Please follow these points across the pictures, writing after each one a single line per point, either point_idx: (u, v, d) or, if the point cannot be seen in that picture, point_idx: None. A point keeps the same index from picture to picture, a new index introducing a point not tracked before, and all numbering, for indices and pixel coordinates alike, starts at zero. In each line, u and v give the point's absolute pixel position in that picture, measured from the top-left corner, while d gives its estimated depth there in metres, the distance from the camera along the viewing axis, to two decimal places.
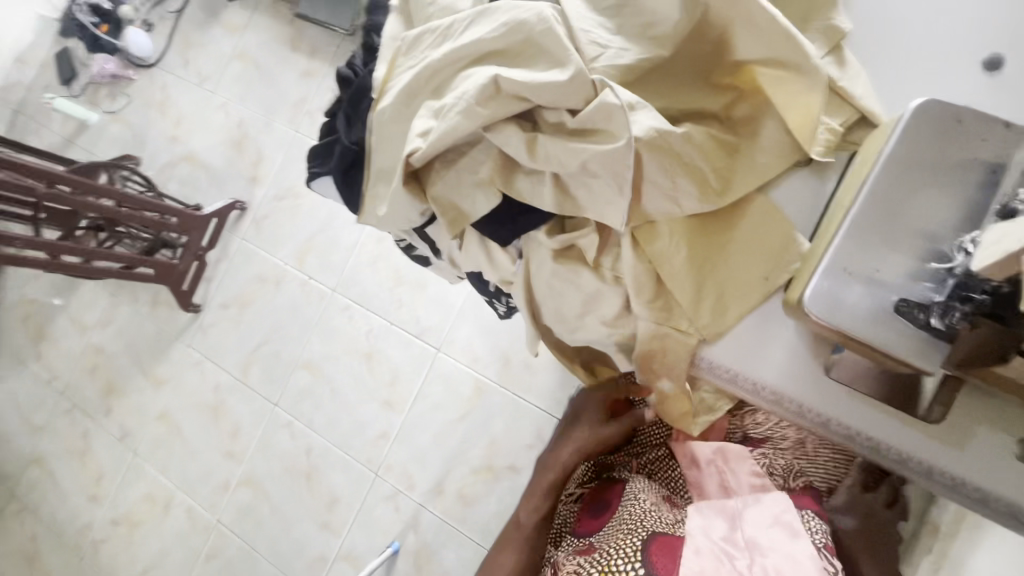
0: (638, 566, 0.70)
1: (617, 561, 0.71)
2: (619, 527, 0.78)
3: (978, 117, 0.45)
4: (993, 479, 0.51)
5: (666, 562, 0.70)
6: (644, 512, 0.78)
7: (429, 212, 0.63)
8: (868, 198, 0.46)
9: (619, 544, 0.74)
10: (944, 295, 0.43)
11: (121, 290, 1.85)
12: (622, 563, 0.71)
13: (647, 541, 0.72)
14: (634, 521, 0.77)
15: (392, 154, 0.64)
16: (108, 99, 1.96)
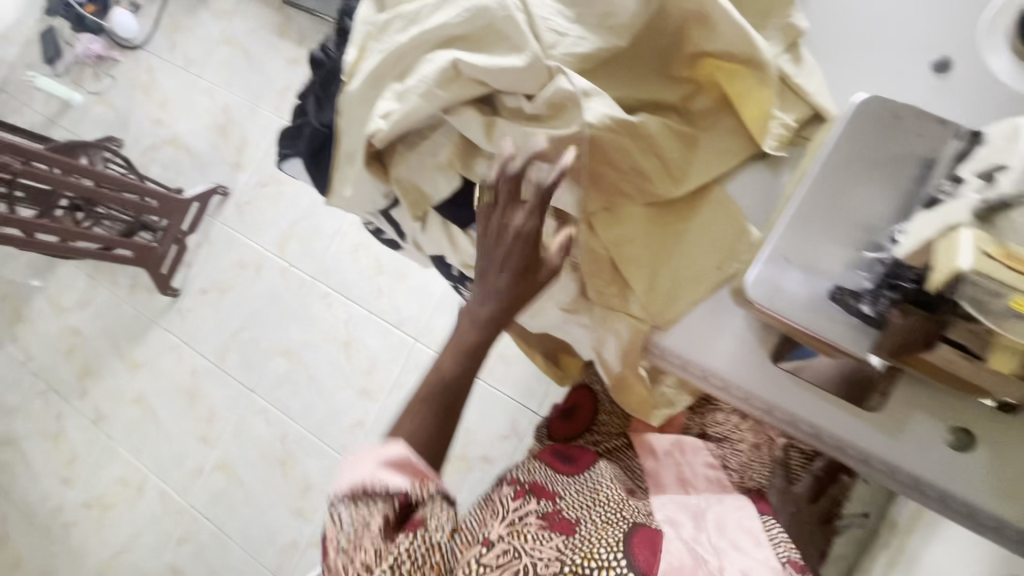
0: (623, 560, 0.62)
1: (600, 552, 0.62)
2: (592, 510, 0.70)
3: (917, 114, 0.47)
4: (926, 465, 0.53)
5: (649, 558, 0.64)
6: (623, 502, 0.71)
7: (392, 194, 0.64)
8: (809, 190, 0.48)
9: (597, 533, 0.66)
10: (874, 283, 0.45)
11: (100, 272, 1.84)
12: (606, 553, 0.62)
13: (630, 536, 0.65)
14: (618, 512, 0.69)
15: (356, 136, 0.64)
16: (92, 80, 1.95)
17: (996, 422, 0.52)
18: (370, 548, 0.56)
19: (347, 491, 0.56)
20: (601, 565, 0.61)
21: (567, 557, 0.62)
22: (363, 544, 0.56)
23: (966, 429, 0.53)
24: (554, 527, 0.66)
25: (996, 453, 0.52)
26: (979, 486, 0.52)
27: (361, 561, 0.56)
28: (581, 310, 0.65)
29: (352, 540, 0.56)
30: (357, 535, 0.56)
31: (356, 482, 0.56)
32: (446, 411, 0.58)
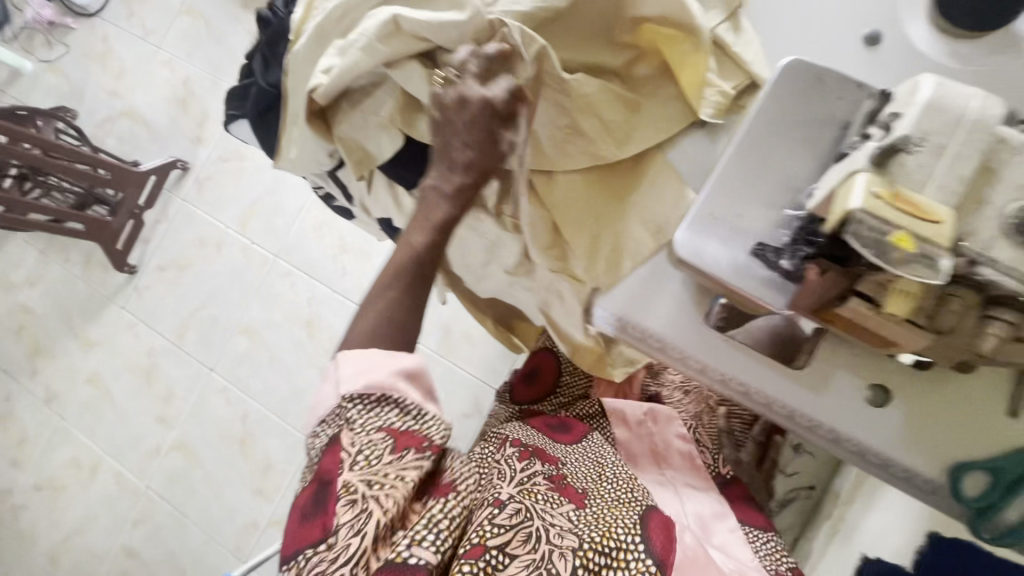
0: (641, 545, 0.58)
1: (618, 530, 0.58)
2: (603, 490, 0.65)
3: (835, 76, 0.48)
4: (844, 419, 0.56)
5: (664, 544, 0.60)
6: (630, 482, 0.68)
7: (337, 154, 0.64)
8: (735, 152, 0.50)
9: (610, 511, 0.62)
10: (792, 238, 0.46)
11: (52, 248, 1.77)
12: (624, 533, 0.58)
13: (647, 519, 0.62)
14: (630, 493, 0.66)
15: (298, 94, 0.62)
16: (44, 48, 1.87)
17: (909, 376, 0.55)
18: (383, 468, 0.51)
19: (362, 390, 0.54)
20: (620, 547, 0.57)
21: (583, 532, 0.56)
22: (376, 462, 0.52)
23: (883, 384, 0.56)
24: (574, 501, 0.60)
25: (909, 405, 0.55)
26: (894, 438, 0.55)
27: (375, 483, 0.50)
28: (525, 273, 0.67)
29: (365, 453, 0.52)
30: (371, 451, 0.52)
31: (372, 381, 0.54)
32: (417, 284, 0.59)
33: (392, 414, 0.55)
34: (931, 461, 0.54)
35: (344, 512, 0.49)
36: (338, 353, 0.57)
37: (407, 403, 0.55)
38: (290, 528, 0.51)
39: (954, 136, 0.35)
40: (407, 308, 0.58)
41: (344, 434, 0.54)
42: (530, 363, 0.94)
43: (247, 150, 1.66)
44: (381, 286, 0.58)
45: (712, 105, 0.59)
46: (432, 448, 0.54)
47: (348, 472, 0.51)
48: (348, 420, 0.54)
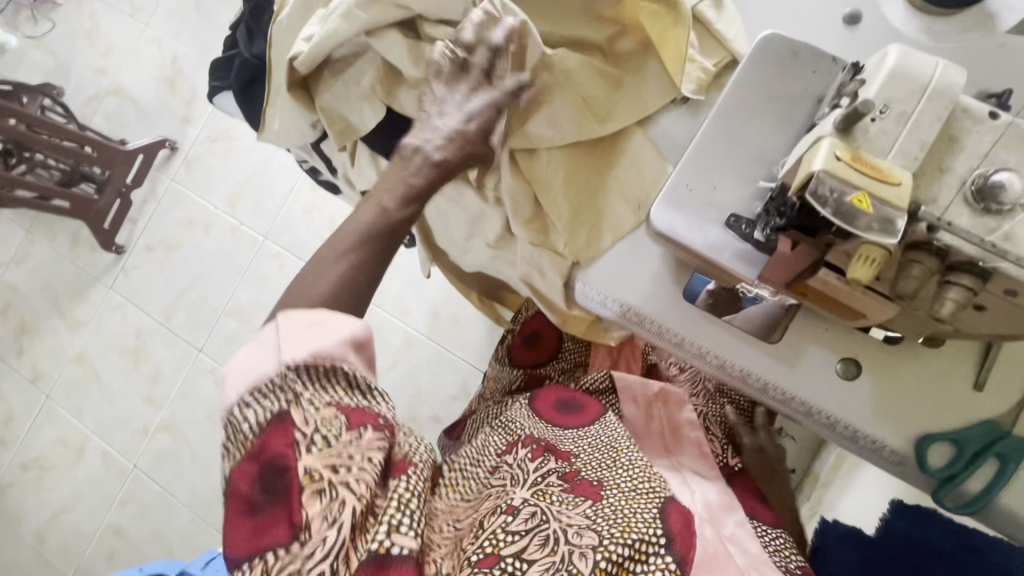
0: (663, 541, 0.54)
1: (639, 523, 0.55)
2: (618, 477, 0.62)
3: (813, 50, 0.49)
4: (818, 393, 0.57)
5: (687, 538, 0.56)
6: (643, 467, 0.64)
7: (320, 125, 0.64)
8: (712, 124, 0.50)
9: (627, 502, 0.58)
10: (764, 209, 0.48)
11: (38, 227, 1.75)
12: (644, 526, 0.55)
13: (667, 507, 0.58)
14: (646, 482, 0.61)
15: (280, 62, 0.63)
16: (30, 24, 1.84)
17: (882, 350, 0.56)
18: (345, 449, 0.47)
19: (308, 360, 0.46)
20: (642, 538, 0.54)
21: (602, 526, 0.54)
22: (335, 443, 0.47)
23: (856, 359, 0.57)
24: (592, 490, 0.60)
25: (879, 378, 0.56)
26: (864, 410, 0.56)
27: (340, 467, 0.46)
28: (507, 248, 0.67)
29: (322, 433, 0.46)
30: (327, 431, 0.47)
31: (322, 351, 0.47)
32: (384, 254, 0.51)
33: (343, 384, 0.48)
34: (899, 434, 0.55)
35: (311, 502, 0.45)
36: (276, 314, 0.48)
37: (361, 375, 0.49)
38: (232, 525, 0.45)
39: (916, 102, 0.36)
40: (371, 278, 0.50)
41: (292, 409, 0.46)
42: (527, 325, 0.93)
43: (236, 130, 1.65)
44: (341, 251, 0.50)
45: (695, 81, 0.60)
46: (389, 422, 0.50)
47: (307, 457, 0.46)
48: (294, 394, 0.47)
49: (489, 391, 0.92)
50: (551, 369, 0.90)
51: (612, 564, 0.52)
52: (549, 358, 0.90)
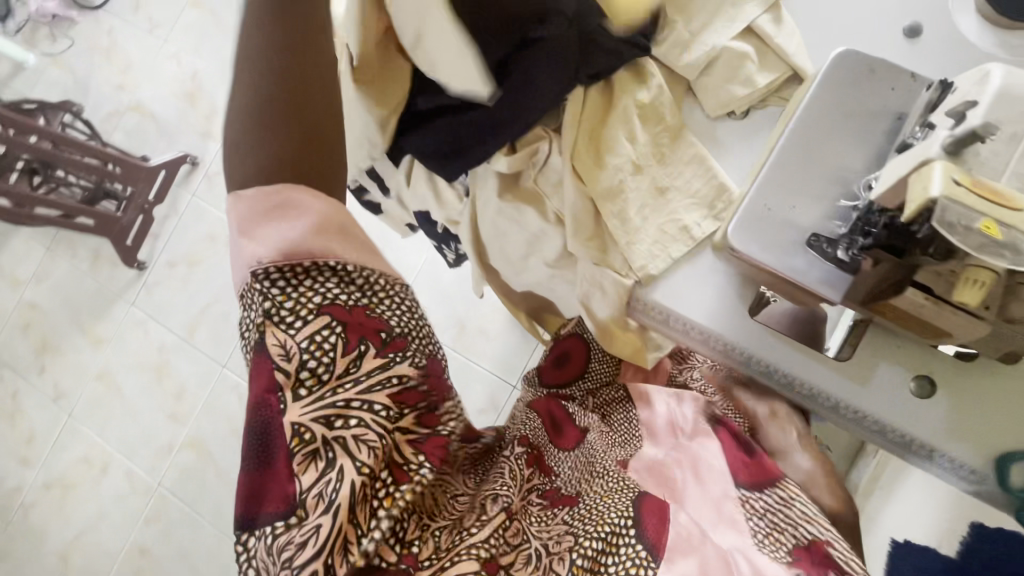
0: (634, 531, 0.54)
1: (611, 515, 0.56)
2: (598, 480, 0.63)
3: (888, 65, 0.48)
4: (890, 409, 0.56)
5: (659, 525, 0.55)
6: (624, 471, 0.64)
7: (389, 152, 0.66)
8: (787, 141, 0.49)
9: (603, 501, 0.58)
10: (849, 228, 0.47)
11: (58, 244, 1.75)
12: (614, 517, 0.55)
13: (642, 499, 0.58)
14: (617, 479, 0.61)
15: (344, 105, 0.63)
16: (48, 41, 1.84)
17: (956, 367, 0.55)
18: (339, 382, 0.48)
19: (280, 258, 0.48)
20: (613, 531, 0.54)
21: (580, 528, 0.56)
22: (330, 372, 0.47)
23: (928, 376, 0.56)
24: (572, 505, 0.60)
25: (956, 397, 0.55)
26: (942, 431, 0.55)
27: (336, 416, 0.47)
28: (566, 267, 0.66)
29: (310, 368, 0.47)
30: (320, 351, 0.47)
31: (292, 246, 0.48)
32: (279, 45, 0.47)
33: (337, 297, 0.49)
34: (980, 453, 0.54)
35: (306, 467, 0.46)
36: (230, 196, 0.49)
37: (349, 274, 0.50)
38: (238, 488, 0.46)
39: None
40: (268, 74, 0.47)
41: (270, 336, 0.47)
42: (561, 343, 0.80)
43: None
44: (241, 59, 0.48)
45: (751, 101, 0.60)
46: (386, 339, 0.51)
47: (293, 407, 0.46)
48: (273, 312, 0.47)
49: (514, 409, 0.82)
50: (575, 391, 0.77)
51: (586, 560, 0.53)
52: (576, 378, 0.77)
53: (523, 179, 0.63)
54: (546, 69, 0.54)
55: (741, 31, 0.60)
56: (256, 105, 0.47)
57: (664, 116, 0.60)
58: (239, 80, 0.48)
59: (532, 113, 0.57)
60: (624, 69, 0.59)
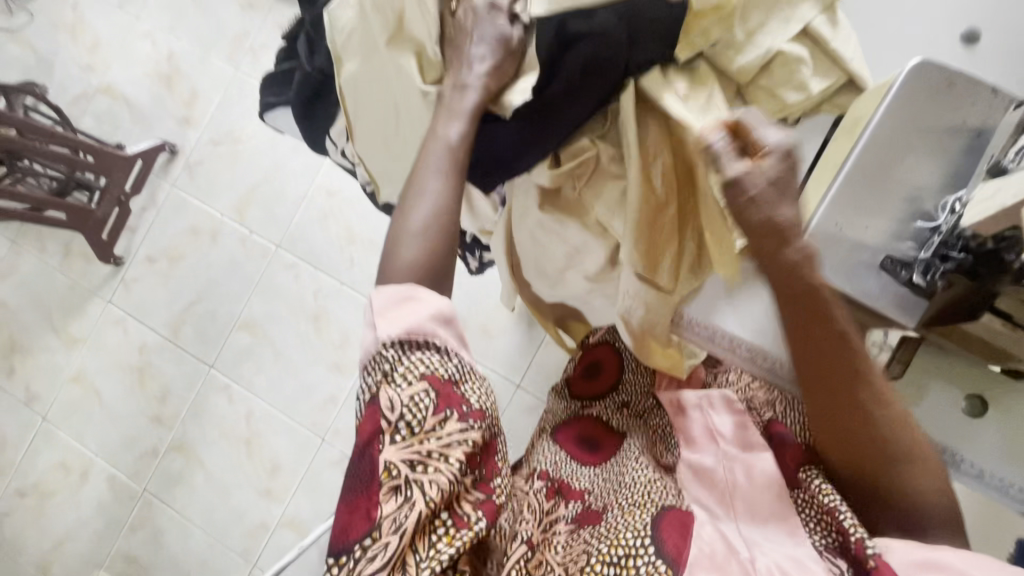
0: (651, 547, 0.49)
1: (625, 536, 0.51)
2: (620, 497, 0.58)
3: (969, 79, 0.46)
4: (943, 429, 0.55)
5: (680, 541, 0.51)
6: (652, 483, 0.58)
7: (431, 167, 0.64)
8: (861, 156, 0.46)
9: (624, 518, 0.54)
10: (927, 253, 0.45)
11: (24, 237, 1.63)
12: (630, 538, 0.51)
13: (659, 516, 0.53)
14: (642, 493, 0.57)
15: (374, 115, 0.61)
16: (4, 16, 1.69)
17: (1004, 384, 0.55)
18: (426, 434, 0.45)
19: (404, 333, 0.47)
20: (627, 553, 0.49)
21: (595, 547, 0.52)
22: (421, 427, 0.45)
23: (980, 396, 0.55)
24: (595, 525, 0.56)
25: (1008, 418, 0.54)
26: (996, 453, 0.54)
27: (418, 464, 0.44)
28: (606, 281, 0.63)
29: (407, 421, 0.45)
30: (414, 413, 0.45)
31: (415, 326, 0.47)
32: (457, 174, 0.53)
33: (434, 362, 0.47)
34: None
35: (388, 500, 0.44)
36: (375, 288, 0.50)
37: (451, 347, 0.49)
38: (340, 514, 0.45)
39: None
40: (448, 202, 0.52)
41: (382, 391, 0.46)
42: (590, 351, 0.79)
43: (242, 133, 1.56)
44: (425, 181, 0.53)
45: (804, 107, 0.57)
46: (476, 410, 0.47)
47: (388, 449, 0.45)
48: (385, 369, 0.47)
49: (545, 425, 0.79)
50: (609, 403, 0.74)
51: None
52: (610, 390, 0.74)
53: (564, 189, 0.60)
54: (600, 70, 0.52)
55: (796, 34, 0.56)
56: (430, 220, 0.51)
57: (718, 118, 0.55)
58: (419, 196, 0.52)
59: (575, 120, 0.55)
60: (674, 68, 0.54)
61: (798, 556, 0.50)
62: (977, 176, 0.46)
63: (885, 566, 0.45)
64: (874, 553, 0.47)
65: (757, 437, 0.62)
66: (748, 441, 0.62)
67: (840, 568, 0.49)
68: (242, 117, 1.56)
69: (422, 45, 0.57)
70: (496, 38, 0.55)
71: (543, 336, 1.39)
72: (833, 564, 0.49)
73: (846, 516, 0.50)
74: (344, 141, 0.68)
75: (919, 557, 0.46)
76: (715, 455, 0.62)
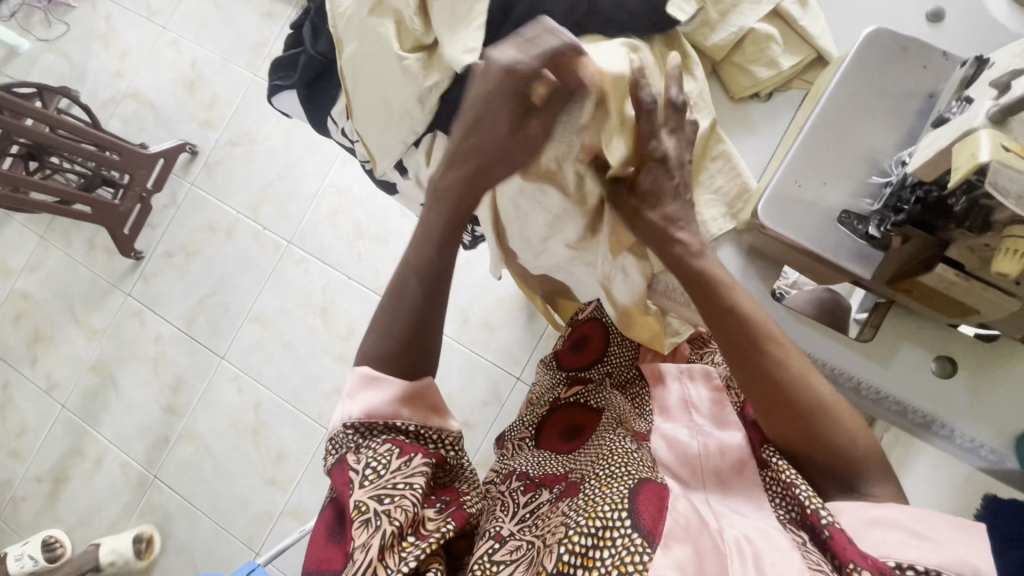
0: (628, 520, 0.48)
1: (603, 507, 0.50)
2: (602, 463, 0.58)
3: (920, 44, 0.49)
4: (912, 389, 0.56)
5: (657, 515, 0.49)
6: (632, 454, 0.57)
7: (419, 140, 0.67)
8: (821, 115, 0.50)
9: (601, 490, 0.53)
10: (881, 205, 0.48)
11: (52, 233, 1.72)
12: (608, 511, 0.50)
13: (637, 487, 0.52)
14: (618, 462, 0.56)
15: (368, 89, 0.65)
16: (43, 27, 1.82)
17: (974, 347, 0.56)
18: (392, 479, 0.51)
19: (363, 417, 0.55)
20: (606, 526, 0.48)
21: (573, 518, 0.51)
22: (385, 475, 0.51)
23: (950, 356, 0.56)
24: (575, 496, 0.55)
25: (977, 378, 0.55)
26: (962, 412, 0.55)
27: (386, 497, 0.50)
28: (586, 248, 0.65)
29: (372, 469, 0.51)
30: (378, 462, 0.52)
31: (374, 409, 0.55)
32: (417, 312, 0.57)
33: (398, 432, 0.55)
34: (999, 433, 0.54)
35: (359, 536, 0.48)
36: (354, 367, 0.58)
37: (417, 425, 0.56)
38: (310, 550, 0.52)
39: None
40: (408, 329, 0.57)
41: (353, 455, 0.53)
42: (578, 328, 0.80)
43: (258, 134, 1.63)
44: (385, 306, 0.59)
45: (776, 82, 0.60)
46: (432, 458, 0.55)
47: (358, 491, 0.50)
48: (353, 444, 0.54)
49: (533, 398, 0.81)
50: (594, 374, 0.75)
51: (576, 557, 0.47)
52: (595, 362, 0.76)
53: None
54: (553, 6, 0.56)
55: (767, 15, 0.59)
56: (382, 343, 0.58)
57: (703, 115, 0.57)
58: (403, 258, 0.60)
59: None
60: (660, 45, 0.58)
61: (767, 529, 0.50)
62: (928, 129, 0.49)
63: (838, 534, 0.47)
64: (827, 523, 0.48)
65: (731, 415, 0.64)
66: (723, 418, 0.64)
67: (801, 537, 0.50)
68: (259, 120, 1.64)
69: (401, 15, 0.61)
70: None
71: (543, 330, 1.41)
72: (796, 535, 0.50)
73: (802, 490, 0.51)
74: (344, 121, 0.72)
75: (870, 515, 0.48)
76: (688, 426, 0.64)
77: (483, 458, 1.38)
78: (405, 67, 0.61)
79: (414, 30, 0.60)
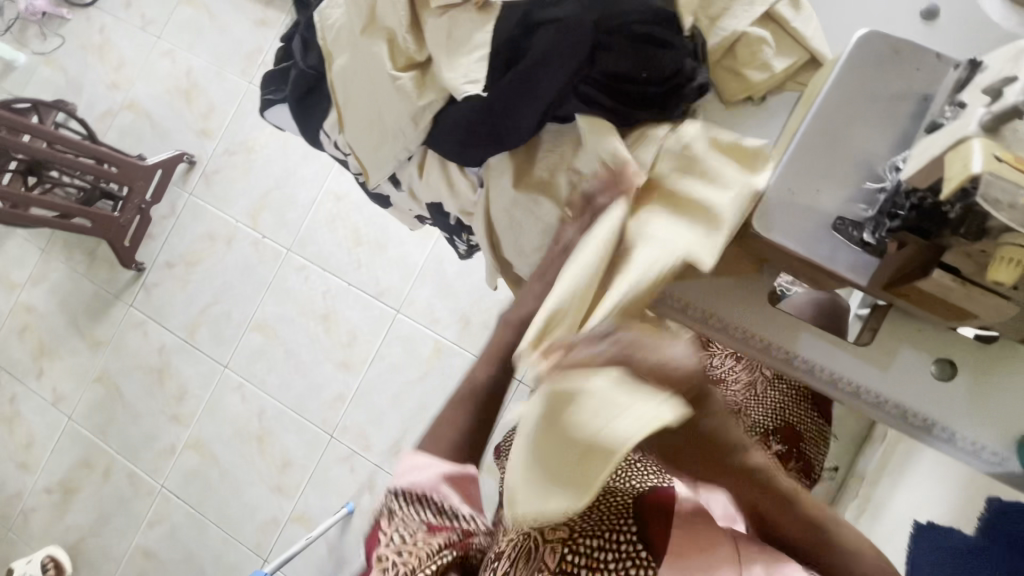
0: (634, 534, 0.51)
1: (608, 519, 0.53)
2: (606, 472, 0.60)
3: (912, 46, 0.49)
4: (911, 393, 0.55)
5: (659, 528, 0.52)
6: (634, 464, 0.59)
7: (413, 153, 0.67)
8: (812, 122, 0.50)
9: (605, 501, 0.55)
10: (875, 211, 0.48)
11: (54, 246, 1.73)
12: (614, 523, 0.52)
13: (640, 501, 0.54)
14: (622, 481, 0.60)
15: (363, 103, 0.64)
16: (38, 40, 1.82)
17: (972, 349, 0.55)
18: (417, 541, 0.53)
19: (407, 487, 0.55)
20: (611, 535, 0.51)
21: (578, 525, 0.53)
22: (410, 540, 0.53)
23: (948, 358, 0.55)
24: None
25: (975, 380, 0.55)
26: (962, 415, 0.54)
27: (406, 551, 0.52)
28: None
29: (400, 535, 0.53)
30: (406, 529, 0.54)
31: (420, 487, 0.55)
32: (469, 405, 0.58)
33: (434, 510, 0.55)
34: (999, 435, 0.54)
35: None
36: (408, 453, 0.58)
37: (453, 505, 0.55)
38: None
39: None
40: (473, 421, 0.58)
41: (387, 523, 0.55)
42: None
43: (255, 143, 1.63)
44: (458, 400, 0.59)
45: (769, 85, 0.59)
46: (465, 536, 0.56)
47: (384, 545, 0.53)
48: (389, 510, 0.56)
49: None
50: None
51: (580, 559, 0.51)
52: None
53: (538, 168, 0.63)
54: (563, 48, 0.56)
55: (760, 18, 0.59)
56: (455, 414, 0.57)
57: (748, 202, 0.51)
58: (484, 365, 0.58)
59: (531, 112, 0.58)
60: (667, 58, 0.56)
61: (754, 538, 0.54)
62: (920, 132, 0.48)
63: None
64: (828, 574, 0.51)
65: None
66: None
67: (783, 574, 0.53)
68: (255, 128, 1.64)
69: (393, 32, 0.61)
70: (470, 27, 0.59)
71: None
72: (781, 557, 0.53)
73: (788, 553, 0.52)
74: (336, 134, 0.71)
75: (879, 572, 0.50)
76: None
77: (488, 462, 1.38)
78: (399, 87, 0.61)
79: (408, 49, 0.61)
